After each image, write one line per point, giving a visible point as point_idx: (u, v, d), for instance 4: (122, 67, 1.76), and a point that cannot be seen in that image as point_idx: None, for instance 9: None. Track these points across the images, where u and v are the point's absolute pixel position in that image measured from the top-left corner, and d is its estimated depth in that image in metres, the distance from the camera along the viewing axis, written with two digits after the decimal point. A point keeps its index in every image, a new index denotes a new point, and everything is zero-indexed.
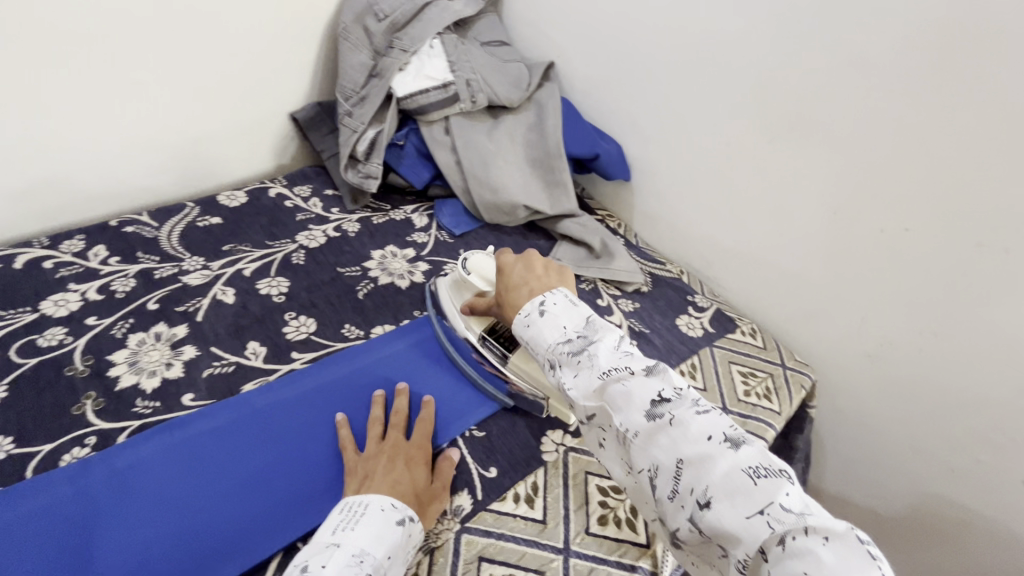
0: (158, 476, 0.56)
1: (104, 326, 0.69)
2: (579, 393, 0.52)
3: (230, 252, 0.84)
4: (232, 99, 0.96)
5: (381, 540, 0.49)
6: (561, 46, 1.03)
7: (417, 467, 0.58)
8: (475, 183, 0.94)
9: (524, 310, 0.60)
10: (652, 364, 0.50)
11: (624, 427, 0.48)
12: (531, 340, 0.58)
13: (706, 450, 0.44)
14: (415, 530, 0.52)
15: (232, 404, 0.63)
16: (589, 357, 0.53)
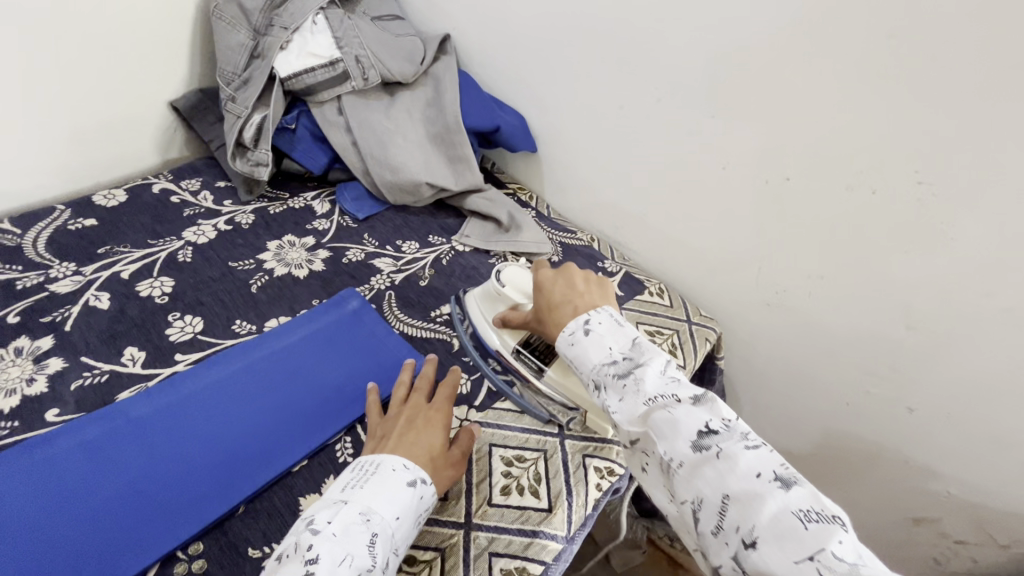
0: (16, 502, 0.52)
1: None
2: (624, 415, 0.50)
3: (107, 254, 0.78)
4: (94, 88, 0.87)
5: (390, 501, 0.49)
6: (455, 16, 1.00)
7: (437, 431, 0.58)
8: (374, 164, 0.91)
9: (567, 327, 0.58)
10: (699, 394, 0.48)
11: (668, 456, 0.46)
12: (574, 360, 0.56)
13: (754, 487, 0.41)
14: (426, 494, 0.52)
15: (104, 415, 0.59)
16: (635, 381, 0.51)
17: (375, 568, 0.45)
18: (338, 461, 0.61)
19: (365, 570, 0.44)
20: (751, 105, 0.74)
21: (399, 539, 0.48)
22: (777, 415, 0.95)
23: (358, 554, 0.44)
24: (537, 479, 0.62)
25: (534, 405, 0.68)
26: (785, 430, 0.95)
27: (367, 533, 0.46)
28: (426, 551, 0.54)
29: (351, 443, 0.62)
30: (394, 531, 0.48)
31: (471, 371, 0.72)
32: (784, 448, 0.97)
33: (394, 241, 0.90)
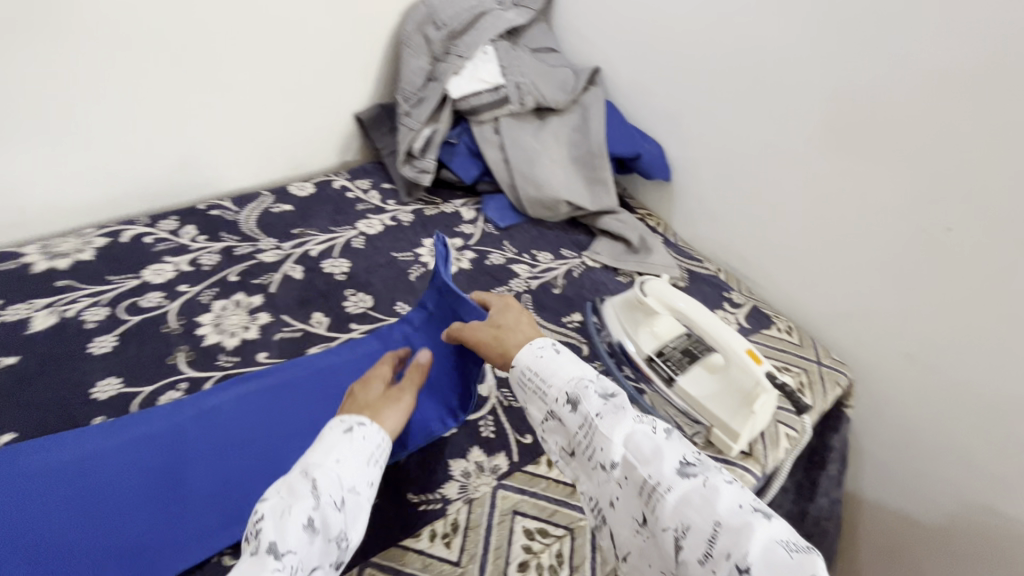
0: (240, 418, 0.65)
1: (194, 292, 0.79)
2: (611, 435, 0.50)
3: (300, 235, 0.93)
4: (304, 97, 1.04)
5: (329, 453, 0.49)
6: (609, 53, 1.09)
7: (376, 384, 0.59)
8: (521, 179, 1.00)
9: (537, 344, 0.58)
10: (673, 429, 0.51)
11: (653, 480, 0.46)
12: (543, 374, 0.55)
13: (740, 515, 0.43)
14: (369, 433, 0.52)
15: (298, 363, 0.71)
16: (612, 403, 0.52)
17: (322, 505, 0.46)
18: (481, 435, 0.67)
19: (311, 510, 0.45)
20: (916, 150, 0.74)
21: (353, 476, 0.49)
22: (905, 477, 0.89)
23: (300, 499, 0.45)
24: None
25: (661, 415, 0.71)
26: (913, 494, 0.89)
27: (307, 482, 0.47)
28: (557, 528, 0.59)
29: (492, 422, 0.68)
30: (338, 472, 0.48)
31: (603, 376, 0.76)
32: (909, 514, 0.91)
33: (531, 251, 0.98)
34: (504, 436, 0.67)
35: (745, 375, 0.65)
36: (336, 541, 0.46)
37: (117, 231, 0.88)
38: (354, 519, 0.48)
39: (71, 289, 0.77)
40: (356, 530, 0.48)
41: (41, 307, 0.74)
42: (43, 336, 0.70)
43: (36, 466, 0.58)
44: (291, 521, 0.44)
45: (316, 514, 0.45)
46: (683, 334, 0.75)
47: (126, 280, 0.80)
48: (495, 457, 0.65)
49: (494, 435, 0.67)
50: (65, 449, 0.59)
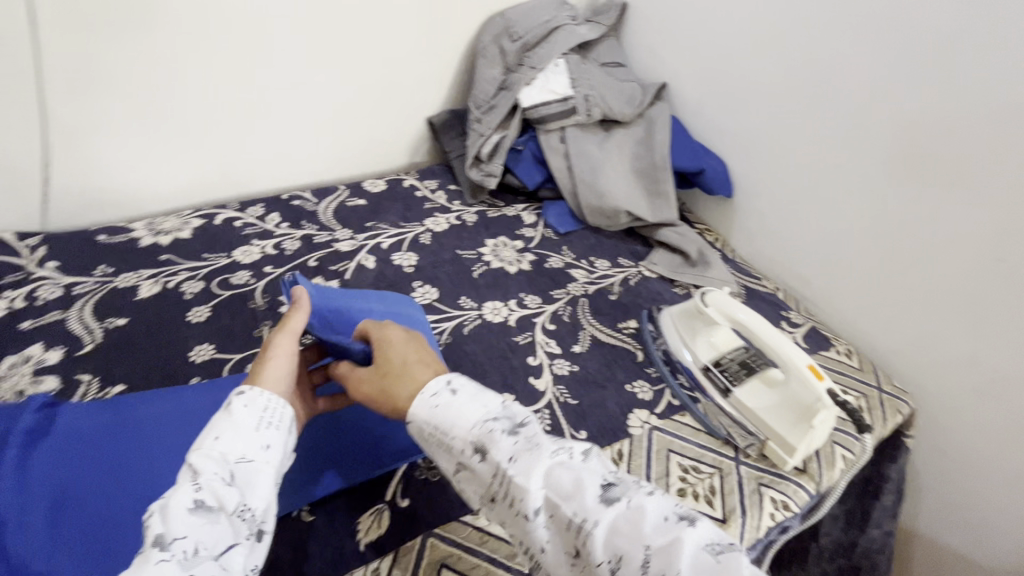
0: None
1: (277, 274, 0.86)
2: (528, 480, 0.46)
3: (372, 228, 0.99)
4: (382, 99, 1.11)
5: (209, 432, 0.48)
6: (678, 70, 1.11)
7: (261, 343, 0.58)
8: (583, 188, 1.03)
9: (429, 386, 0.53)
10: (588, 451, 0.50)
11: (579, 516, 0.44)
12: (442, 424, 0.51)
13: (669, 532, 0.42)
14: (251, 399, 0.50)
15: None
16: (523, 437, 0.49)
17: (207, 483, 0.44)
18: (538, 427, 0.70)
19: (195, 492, 0.43)
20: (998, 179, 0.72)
21: (240, 447, 0.47)
22: (965, 515, 0.86)
23: (180, 486, 0.44)
24: (712, 491, 0.65)
25: (715, 424, 0.72)
26: (973, 533, 0.86)
27: (191, 468, 0.45)
28: None
29: (549, 416, 0.72)
30: (220, 448, 0.46)
31: (657, 382, 0.78)
32: (967, 554, 0.88)
33: (589, 257, 1.01)
34: (560, 430, 0.70)
35: (806, 391, 0.65)
36: (240, 513, 0.44)
37: (212, 214, 0.96)
38: (255, 487, 0.46)
39: (171, 263, 0.85)
40: (261, 497, 0.46)
41: (147, 277, 0.82)
42: (149, 302, 0.78)
43: (143, 414, 0.63)
44: (172, 508, 0.42)
45: (201, 494, 0.43)
46: (741, 347, 0.76)
47: (218, 259, 0.87)
48: None
49: (551, 428, 0.70)
50: (168, 403, 0.65)
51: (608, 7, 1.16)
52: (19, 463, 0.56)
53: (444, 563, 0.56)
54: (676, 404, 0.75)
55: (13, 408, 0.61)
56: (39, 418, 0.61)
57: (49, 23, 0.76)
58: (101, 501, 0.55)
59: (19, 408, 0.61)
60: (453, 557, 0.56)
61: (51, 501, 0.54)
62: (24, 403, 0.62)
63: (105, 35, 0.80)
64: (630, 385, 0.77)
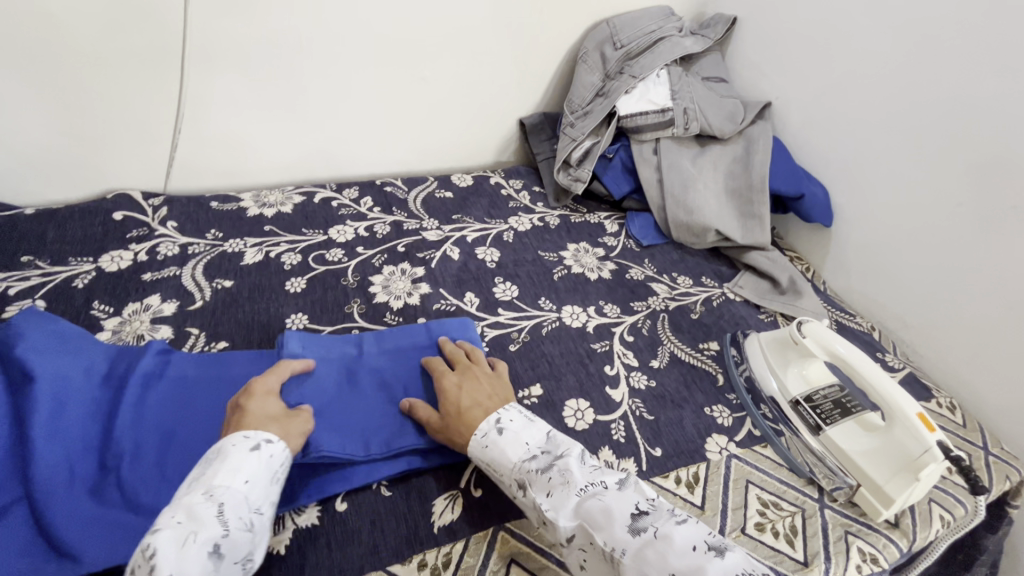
0: (334, 387, 0.66)
1: (368, 255, 0.89)
2: (559, 513, 0.54)
3: (458, 221, 1.01)
4: (478, 97, 1.13)
5: (235, 471, 0.51)
6: (785, 89, 1.06)
7: (272, 397, 0.60)
8: (672, 201, 1.01)
9: (481, 430, 0.60)
10: (624, 480, 0.55)
11: (609, 545, 0.50)
12: (494, 460, 0.59)
13: (693, 559, 0.47)
14: (275, 452, 0.54)
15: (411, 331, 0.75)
16: (560, 472, 0.56)
17: (230, 531, 0.47)
18: (613, 438, 0.69)
19: (219, 537, 0.46)
20: None
21: (259, 498, 0.51)
22: None
23: (205, 526, 0.46)
24: (793, 531, 0.62)
25: (798, 461, 0.68)
26: None
27: (214, 506, 0.48)
28: None
29: (624, 427, 0.70)
30: (246, 493, 0.50)
31: (738, 409, 0.74)
32: None
33: (670, 273, 0.98)
34: (633, 444, 0.68)
35: (913, 440, 0.60)
36: (242, 563, 0.47)
37: (311, 193, 1.01)
38: (260, 540, 0.50)
39: (274, 235, 0.90)
40: (260, 550, 0.50)
41: (251, 245, 0.87)
42: (252, 269, 0.83)
43: (238, 372, 0.66)
44: (195, 551, 0.44)
45: (224, 540, 0.46)
46: (836, 385, 0.72)
47: (315, 235, 0.91)
48: (625, 461, 0.66)
49: (625, 440, 0.69)
50: (260, 364, 0.68)
51: (716, 20, 1.13)
52: (134, 401, 0.61)
53: (514, 559, 0.56)
54: (757, 434, 0.71)
55: (135, 350, 0.67)
56: (156, 362, 0.66)
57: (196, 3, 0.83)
58: (200, 448, 0.59)
59: (137, 351, 0.66)
60: (523, 555, 0.57)
61: (161, 440, 0.59)
62: (143, 347, 0.67)
63: (240, 16, 0.86)
64: (709, 409, 0.74)
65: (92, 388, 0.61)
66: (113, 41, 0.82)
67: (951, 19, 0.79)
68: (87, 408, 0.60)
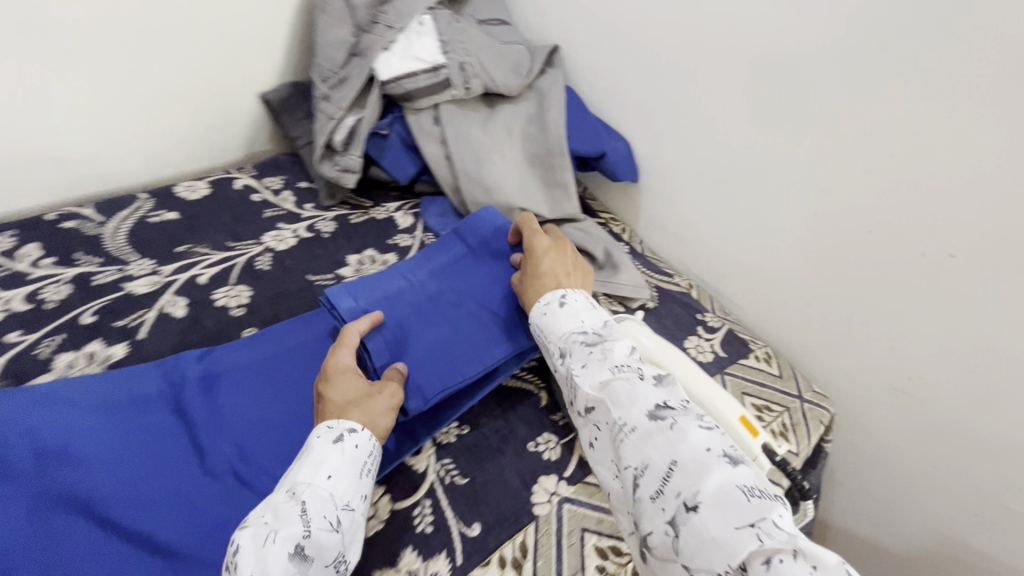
0: (402, 323, 0.63)
1: (28, 344, 0.60)
2: (586, 381, 0.54)
3: (185, 254, 0.74)
4: (185, 72, 0.82)
5: (320, 465, 0.49)
6: (569, 28, 0.93)
7: (345, 378, 0.55)
8: (466, 180, 0.84)
9: (543, 300, 0.62)
10: (662, 376, 0.52)
11: (622, 421, 0.49)
12: (547, 326, 0.61)
13: (701, 457, 0.44)
14: (361, 443, 0.51)
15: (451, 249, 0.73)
16: (602, 351, 0.55)
17: (313, 532, 0.44)
18: (417, 530, 0.54)
19: (301, 538, 0.44)
20: (925, 167, 0.63)
21: (346, 493, 0.48)
22: (878, 506, 0.85)
23: (287, 524, 0.44)
24: None
25: None
26: (886, 523, 0.85)
27: (297, 505, 0.46)
28: None
29: (431, 509, 0.55)
30: (331, 490, 0.48)
31: (565, 433, 0.64)
32: (879, 540, 0.87)
33: None
34: (445, 530, 0.54)
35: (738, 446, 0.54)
36: (334, 565, 0.45)
37: None
38: (351, 539, 0.47)
39: None
40: (353, 550, 0.48)
41: None
42: None
43: (294, 342, 0.64)
44: (275, 549, 0.43)
45: (307, 541, 0.44)
46: None
47: None
48: (434, 560, 0.52)
49: (431, 530, 0.54)
50: (308, 329, 0.65)
51: None
52: (202, 409, 0.57)
53: None
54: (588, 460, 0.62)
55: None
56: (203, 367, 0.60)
57: None
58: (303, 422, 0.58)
59: (142, 369, 0.59)
60: None
61: (262, 433, 0.57)
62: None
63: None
64: (533, 443, 0.62)
65: (141, 414, 0.56)
66: None
67: None
68: (138, 440, 0.54)
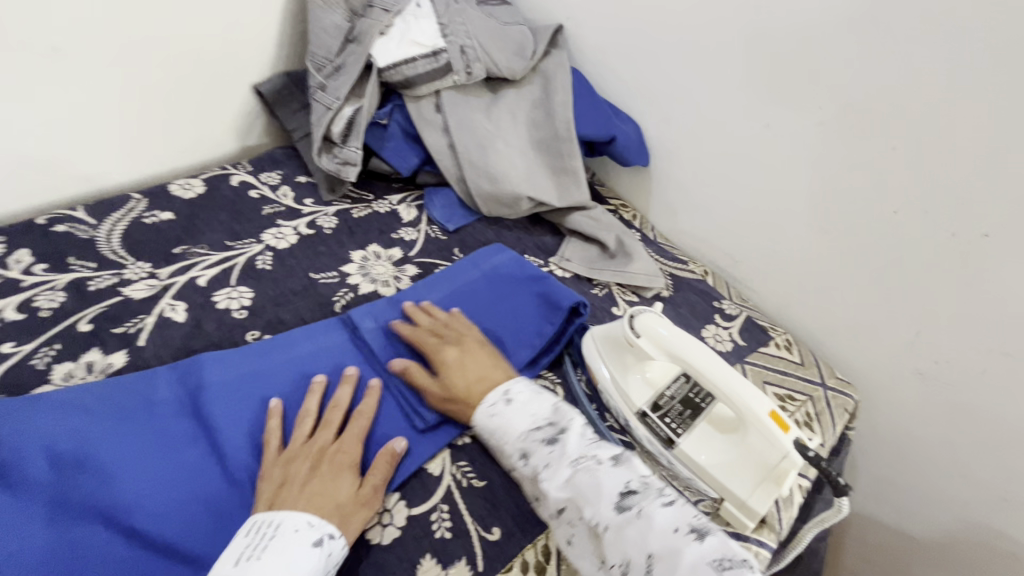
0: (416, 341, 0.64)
1: (23, 354, 0.57)
2: (551, 485, 0.50)
3: (183, 256, 0.71)
4: (173, 64, 0.78)
5: (289, 566, 0.43)
6: (572, 6, 0.89)
7: (347, 474, 0.51)
8: (470, 170, 0.81)
9: (488, 403, 0.56)
10: (619, 454, 0.51)
11: (594, 520, 0.47)
12: (496, 431, 0.54)
13: (671, 542, 0.44)
14: (335, 551, 0.46)
15: (468, 265, 0.75)
16: (560, 446, 0.51)
17: None
18: (435, 537, 0.51)
19: None
20: (956, 140, 0.59)
21: None
22: (900, 493, 0.83)
23: None
24: None
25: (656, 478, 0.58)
26: (908, 511, 0.83)
27: None
28: None
29: (448, 514, 0.53)
30: None
31: None
32: (901, 529, 0.85)
33: None
34: (465, 536, 0.52)
35: (769, 447, 0.52)
36: None
37: None
38: None
39: None
40: None
41: None
42: None
43: (324, 344, 0.63)
44: None
45: None
46: (682, 377, 0.60)
47: None
48: (454, 568, 0.50)
49: (450, 536, 0.52)
50: (327, 334, 0.64)
51: None
52: (218, 417, 0.55)
53: None
54: None
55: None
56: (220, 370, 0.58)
57: None
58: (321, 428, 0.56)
59: (154, 373, 0.56)
60: None
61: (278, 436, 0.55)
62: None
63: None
64: None
65: (154, 422, 0.53)
66: None
67: None
68: (150, 446, 0.52)
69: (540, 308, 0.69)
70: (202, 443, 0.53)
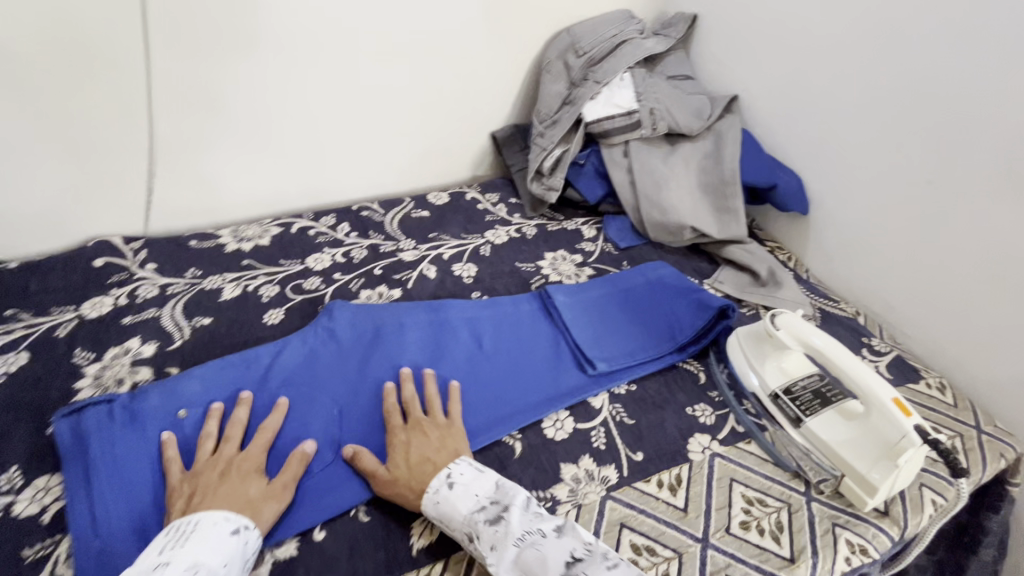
0: (590, 316, 0.85)
1: (345, 281, 0.90)
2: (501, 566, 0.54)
3: (434, 239, 1.02)
4: (450, 117, 1.13)
5: (214, 550, 0.53)
6: (750, 81, 1.07)
7: (253, 478, 0.61)
8: (645, 202, 1.01)
9: (431, 486, 0.60)
10: (561, 525, 0.57)
11: None
12: (446, 517, 0.59)
13: None
14: (251, 538, 0.56)
15: (638, 271, 0.93)
16: (504, 524, 0.57)
17: None
18: (593, 445, 0.69)
19: None
20: None
21: None
22: None
23: None
24: (778, 527, 0.61)
25: (782, 454, 0.68)
26: None
27: None
28: (666, 549, 0.59)
29: (605, 434, 0.70)
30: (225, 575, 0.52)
31: (721, 407, 0.74)
32: None
33: None
34: (616, 450, 0.68)
35: (891, 426, 0.61)
36: None
37: (289, 223, 1.02)
38: None
39: (252, 268, 0.91)
40: None
41: (230, 280, 0.88)
42: (230, 305, 0.84)
43: (526, 308, 0.86)
44: None
45: None
46: (815, 375, 0.71)
47: (293, 265, 0.93)
48: (606, 468, 0.66)
49: (605, 448, 0.68)
50: (527, 302, 0.87)
51: (678, 19, 1.14)
52: (456, 337, 0.81)
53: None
54: (741, 430, 0.71)
55: (106, 403, 0.67)
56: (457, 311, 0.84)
57: (160, 44, 0.82)
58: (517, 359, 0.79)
59: (415, 308, 0.83)
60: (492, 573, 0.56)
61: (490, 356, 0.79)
62: (185, 375, 0.71)
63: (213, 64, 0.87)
64: (691, 409, 0.74)
65: (417, 333, 0.80)
66: (89, 99, 0.82)
67: (904, 6, 0.81)
68: (418, 345, 0.79)
69: (694, 308, 0.84)
70: (444, 351, 0.79)
